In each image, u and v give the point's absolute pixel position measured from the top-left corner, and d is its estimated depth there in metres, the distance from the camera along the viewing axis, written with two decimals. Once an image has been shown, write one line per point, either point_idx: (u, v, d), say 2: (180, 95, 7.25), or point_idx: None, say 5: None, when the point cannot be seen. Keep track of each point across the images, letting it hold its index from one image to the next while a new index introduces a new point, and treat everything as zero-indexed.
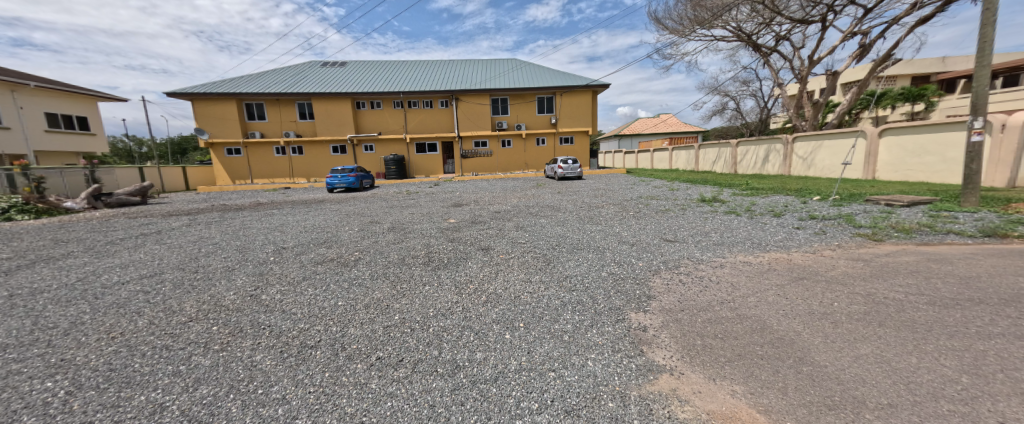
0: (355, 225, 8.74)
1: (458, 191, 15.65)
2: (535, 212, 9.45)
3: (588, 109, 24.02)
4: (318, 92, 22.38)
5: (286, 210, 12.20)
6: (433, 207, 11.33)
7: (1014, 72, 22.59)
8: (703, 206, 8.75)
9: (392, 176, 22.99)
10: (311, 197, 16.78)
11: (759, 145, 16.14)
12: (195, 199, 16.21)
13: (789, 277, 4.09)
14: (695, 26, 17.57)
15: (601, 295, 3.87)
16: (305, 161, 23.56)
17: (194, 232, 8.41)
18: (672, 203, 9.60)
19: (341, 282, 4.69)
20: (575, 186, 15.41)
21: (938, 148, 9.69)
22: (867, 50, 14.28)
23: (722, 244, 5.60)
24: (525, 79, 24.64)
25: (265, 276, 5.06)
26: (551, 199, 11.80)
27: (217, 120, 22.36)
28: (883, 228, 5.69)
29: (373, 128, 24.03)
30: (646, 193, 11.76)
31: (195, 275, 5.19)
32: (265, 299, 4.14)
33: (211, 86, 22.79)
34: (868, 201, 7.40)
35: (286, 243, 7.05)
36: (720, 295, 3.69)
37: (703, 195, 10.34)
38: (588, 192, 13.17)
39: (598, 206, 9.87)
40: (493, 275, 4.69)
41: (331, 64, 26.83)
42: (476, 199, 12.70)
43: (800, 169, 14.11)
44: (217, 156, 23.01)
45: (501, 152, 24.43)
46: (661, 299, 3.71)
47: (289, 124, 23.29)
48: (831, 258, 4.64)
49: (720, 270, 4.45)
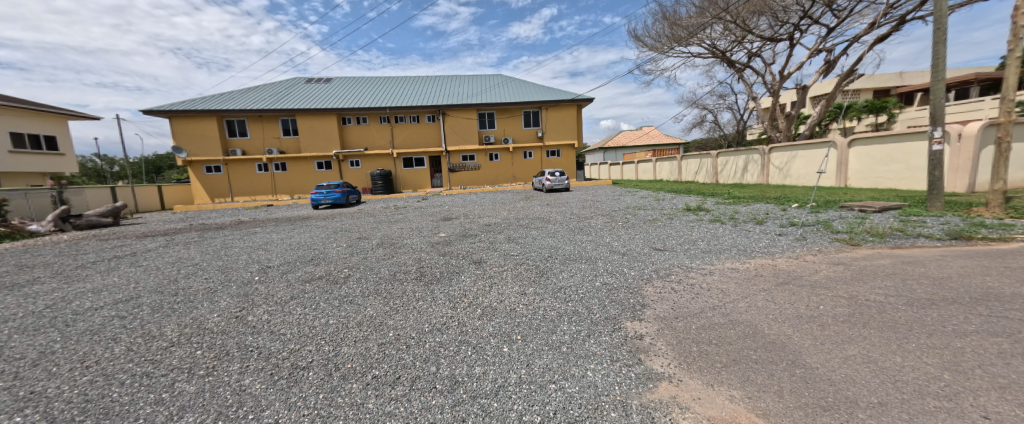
0: (344, 242, 8.60)
1: (447, 205, 15.61)
2: (525, 224, 9.51)
3: (572, 122, 24.54)
4: (303, 109, 22.20)
5: (269, 228, 11.88)
6: (422, 221, 11.27)
7: (964, 86, 24.30)
8: (689, 215, 8.98)
9: (379, 192, 22.76)
10: (294, 214, 16.41)
11: (737, 155, 16.71)
12: (172, 220, 15.65)
13: (776, 281, 4.23)
14: (672, 43, 18.30)
15: (596, 306, 3.89)
16: (289, 178, 23.14)
17: (172, 253, 8.08)
18: (658, 212, 9.81)
19: (331, 300, 4.58)
20: (563, 198, 15.60)
21: (903, 156, 10.25)
22: (832, 66, 15.11)
23: (709, 251, 5.74)
24: (511, 94, 25.06)
25: (250, 297, 4.88)
26: (540, 211, 11.91)
27: (196, 138, 21.80)
28: (859, 233, 5.95)
29: (359, 143, 23.88)
30: (633, 204, 11.98)
31: (176, 297, 4.98)
32: (252, 320, 4.01)
33: (190, 103, 22.30)
34: (843, 207, 7.73)
35: (271, 262, 6.85)
36: (711, 301, 3.78)
37: (688, 204, 10.62)
38: (576, 203, 13.34)
39: (586, 217, 10.00)
40: (487, 288, 4.67)
41: (316, 81, 26.69)
42: (465, 212, 12.71)
43: (777, 178, 14.65)
44: (196, 174, 22.37)
45: (489, 166, 24.59)
46: (655, 307, 3.76)
47: (272, 140, 22.91)
48: (814, 263, 4.81)
49: (710, 277, 4.55)
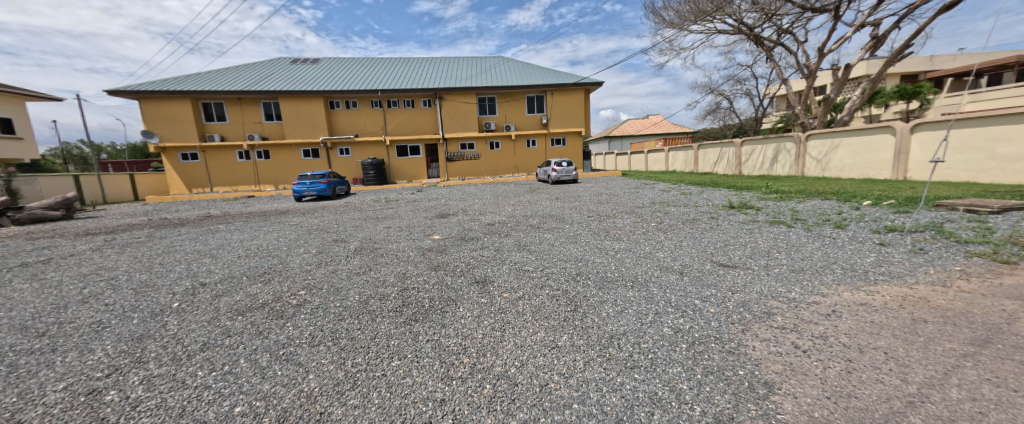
0: (314, 246, 6.99)
1: (443, 199, 14.00)
2: (536, 224, 7.93)
3: (579, 107, 22.74)
4: (286, 91, 20.30)
5: (236, 225, 10.20)
6: (414, 219, 9.70)
7: (1000, 71, 22.67)
8: (736, 214, 7.39)
9: (371, 182, 21.06)
10: (273, 207, 14.71)
11: (765, 144, 15.06)
12: (134, 213, 13.95)
13: (954, 333, 2.66)
14: (696, 18, 16.43)
15: (686, 385, 2.30)
16: (273, 167, 21.43)
17: (94, 261, 6.41)
18: (695, 210, 8.24)
19: (258, 355, 2.98)
20: (573, 191, 14.03)
21: (984, 143, 8.62)
22: (881, 42, 13.33)
23: (803, 271, 4.15)
24: (513, 77, 23.19)
25: (143, 344, 3.27)
26: (551, 206, 10.37)
27: (168, 122, 19.91)
28: (1002, 245, 4.36)
29: (349, 130, 22.11)
30: (658, 199, 10.38)
31: (34, 343, 3.36)
32: (108, 404, 2.40)
33: (162, 83, 20.35)
34: (940, 207, 6.16)
35: (209, 277, 5.24)
36: (893, 383, 2.16)
37: (726, 200, 9.07)
38: (590, 198, 11.78)
39: (609, 215, 8.43)
40: (498, 337, 3.09)
41: (302, 61, 24.67)
42: (464, 208, 11.13)
43: (814, 170, 13.04)
44: (171, 163, 20.59)
45: (489, 155, 22.90)
46: (794, 392, 2.16)
47: (253, 125, 21.08)
48: (984, 296, 3.23)
49: (843, 321, 2.95)
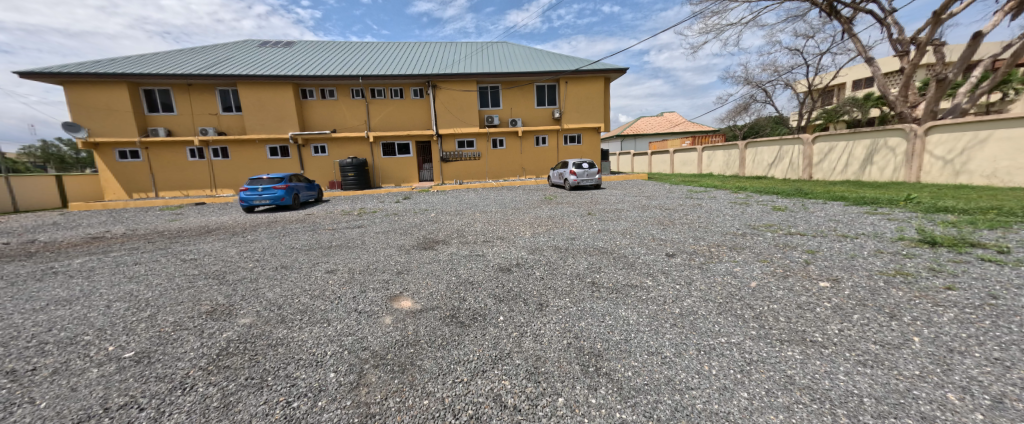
0: (153, 333, 3.43)
1: (432, 211, 10.56)
2: (585, 274, 4.49)
3: (598, 98, 19.24)
4: (245, 75, 16.73)
5: (107, 257, 6.63)
6: (383, 250, 6.29)
7: None
8: (972, 263, 3.89)
9: (349, 186, 17.46)
10: (207, 220, 11.12)
11: (852, 140, 11.58)
12: (15, 230, 10.33)
13: None
14: None
15: None
16: (232, 167, 17.87)
17: None
18: (854, 246, 4.80)
19: None
20: (605, 202, 10.70)
21: None
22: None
23: None
24: (520, 63, 19.67)
25: None
26: (589, 230, 6.99)
27: (99, 112, 16.29)
28: None
29: (325, 124, 18.57)
30: (750, 220, 6.97)
31: None
32: None
33: (93, 65, 16.70)
34: None
35: None
36: None
37: (886, 226, 5.61)
38: (638, 214, 8.41)
39: (703, 255, 4.99)
40: None
41: (272, 44, 21.14)
42: (460, 228, 7.74)
43: (933, 174, 9.64)
44: (105, 161, 16.95)
45: (492, 154, 19.38)
46: None
47: (208, 117, 17.55)
48: None
49: None
